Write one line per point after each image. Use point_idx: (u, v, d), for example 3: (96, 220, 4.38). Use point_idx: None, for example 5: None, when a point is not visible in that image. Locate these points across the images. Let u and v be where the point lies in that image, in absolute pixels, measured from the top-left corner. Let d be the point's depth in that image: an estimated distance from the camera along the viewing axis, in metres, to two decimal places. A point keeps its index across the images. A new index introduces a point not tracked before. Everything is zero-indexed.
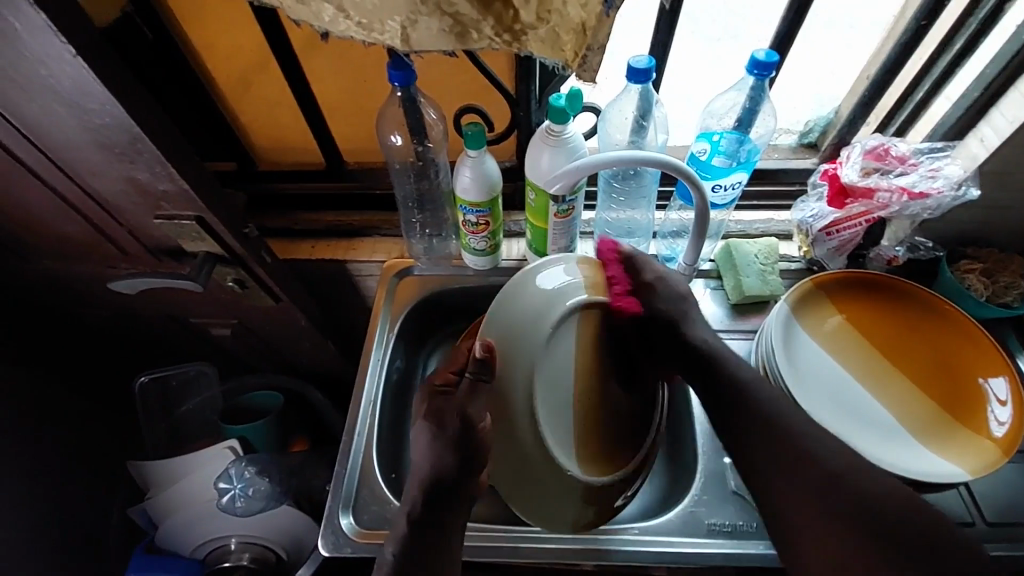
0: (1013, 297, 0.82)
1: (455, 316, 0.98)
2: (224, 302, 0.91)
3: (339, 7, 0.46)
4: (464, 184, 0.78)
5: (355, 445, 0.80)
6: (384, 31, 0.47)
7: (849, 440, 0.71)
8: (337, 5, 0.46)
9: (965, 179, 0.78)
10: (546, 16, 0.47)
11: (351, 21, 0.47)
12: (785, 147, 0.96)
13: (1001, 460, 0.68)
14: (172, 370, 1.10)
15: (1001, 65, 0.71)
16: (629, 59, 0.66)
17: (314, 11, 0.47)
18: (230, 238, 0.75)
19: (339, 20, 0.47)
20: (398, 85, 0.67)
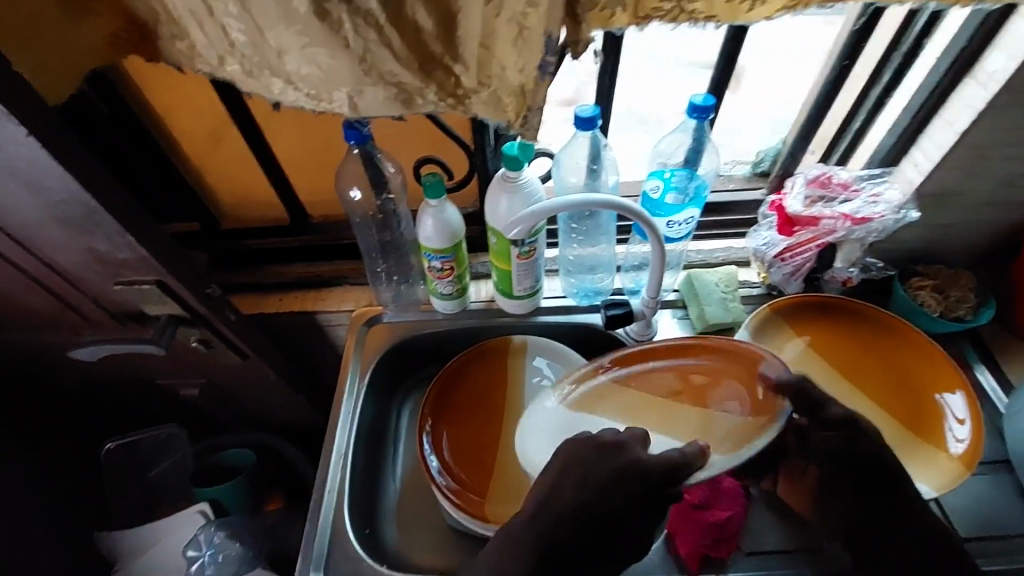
0: (964, 310, 0.86)
1: (430, 359, 1.01)
2: (190, 362, 0.89)
3: (288, 82, 0.52)
4: (427, 231, 0.82)
5: (326, 503, 0.79)
6: (332, 101, 0.53)
7: None
8: (286, 80, 0.52)
9: (905, 203, 0.81)
10: (487, 81, 0.51)
11: (300, 92, 0.53)
12: (740, 177, 0.99)
13: (964, 475, 0.69)
14: (142, 434, 1.07)
15: (925, 96, 0.74)
16: (575, 108, 0.69)
17: (265, 84, 0.53)
18: (193, 300, 0.74)
19: (290, 92, 0.53)
20: (354, 143, 0.69)
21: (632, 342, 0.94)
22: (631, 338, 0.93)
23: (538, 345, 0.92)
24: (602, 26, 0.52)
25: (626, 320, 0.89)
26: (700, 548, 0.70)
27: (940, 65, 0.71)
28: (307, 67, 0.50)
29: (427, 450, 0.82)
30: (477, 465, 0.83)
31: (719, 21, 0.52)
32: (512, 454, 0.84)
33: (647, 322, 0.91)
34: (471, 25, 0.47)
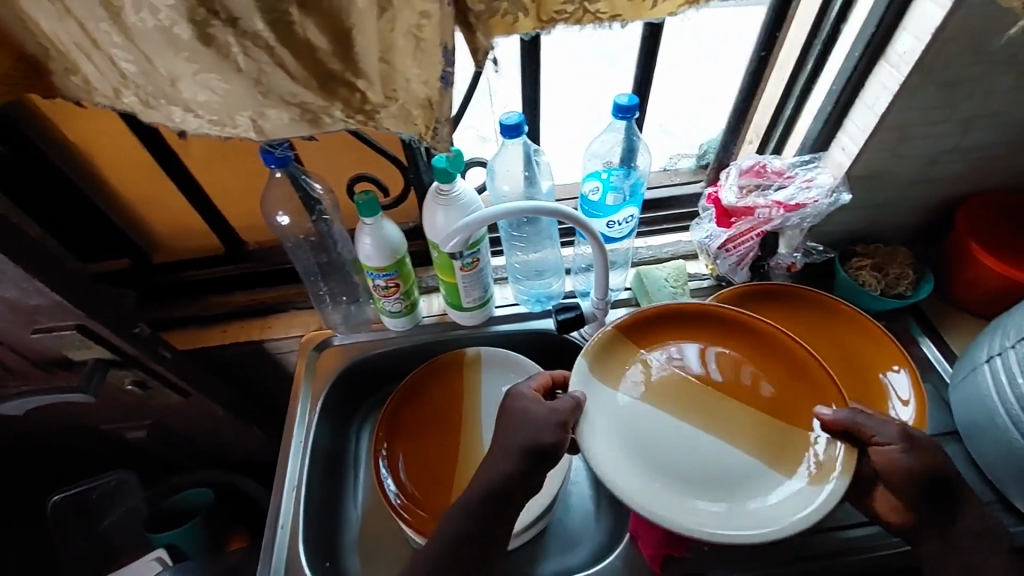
0: (904, 287, 0.88)
1: (386, 379, 0.99)
2: (130, 404, 0.85)
3: (187, 109, 0.50)
4: (366, 250, 0.80)
5: (279, 538, 0.76)
6: (236, 126, 0.51)
7: None
8: (185, 107, 0.50)
9: (837, 186, 0.82)
10: (393, 95, 0.50)
11: (201, 119, 0.51)
12: (686, 171, 1.01)
13: None
14: (89, 483, 1.02)
15: (844, 81, 0.76)
16: (501, 116, 0.68)
17: (165, 114, 0.51)
18: (120, 341, 0.71)
19: (190, 119, 0.51)
20: (275, 167, 0.67)
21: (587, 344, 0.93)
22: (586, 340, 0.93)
23: (491, 356, 0.90)
24: (505, 33, 0.51)
25: (577, 324, 0.88)
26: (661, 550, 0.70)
27: (854, 50, 0.73)
28: (203, 93, 0.48)
29: (383, 473, 0.80)
30: (431, 482, 0.82)
31: (624, 19, 0.52)
32: (468, 470, 0.83)
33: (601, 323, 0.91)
34: (365, 40, 0.46)
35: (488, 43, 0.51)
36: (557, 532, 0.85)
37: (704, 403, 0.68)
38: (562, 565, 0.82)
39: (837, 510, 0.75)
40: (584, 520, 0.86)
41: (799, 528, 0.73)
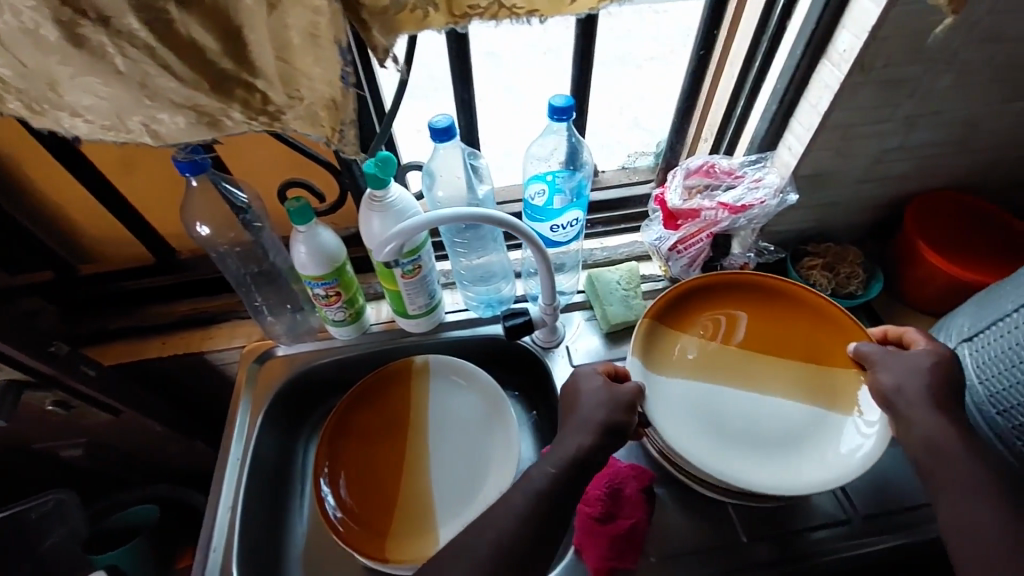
0: (855, 286, 0.88)
1: (334, 388, 0.95)
2: (57, 422, 0.81)
3: (74, 113, 0.47)
4: (302, 259, 0.76)
5: (212, 560, 0.73)
6: (130, 130, 0.48)
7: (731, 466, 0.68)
8: (72, 112, 0.46)
9: (784, 186, 0.81)
10: (297, 95, 0.47)
11: (92, 124, 0.47)
12: (645, 168, 1.00)
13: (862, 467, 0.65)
14: (26, 502, 0.93)
15: (788, 79, 0.74)
16: (431, 119, 0.65)
17: (53, 120, 0.47)
18: (32, 361, 0.67)
19: (80, 123, 0.48)
20: (191, 175, 0.63)
21: (539, 349, 0.91)
22: (538, 345, 0.91)
23: (441, 364, 0.87)
24: (417, 28, 0.48)
25: (528, 329, 0.85)
26: (606, 562, 0.69)
27: (796, 47, 0.71)
28: (88, 97, 0.45)
29: (323, 490, 0.78)
30: (374, 496, 0.79)
31: (543, 14, 0.50)
32: (415, 486, 0.80)
33: (552, 328, 0.89)
34: (258, 38, 0.43)
35: (388, 40, 0.48)
36: None
37: (776, 366, 0.75)
38: None
39: (788, 515, 0.73)
40: None
41: (744, 536, 0.72)
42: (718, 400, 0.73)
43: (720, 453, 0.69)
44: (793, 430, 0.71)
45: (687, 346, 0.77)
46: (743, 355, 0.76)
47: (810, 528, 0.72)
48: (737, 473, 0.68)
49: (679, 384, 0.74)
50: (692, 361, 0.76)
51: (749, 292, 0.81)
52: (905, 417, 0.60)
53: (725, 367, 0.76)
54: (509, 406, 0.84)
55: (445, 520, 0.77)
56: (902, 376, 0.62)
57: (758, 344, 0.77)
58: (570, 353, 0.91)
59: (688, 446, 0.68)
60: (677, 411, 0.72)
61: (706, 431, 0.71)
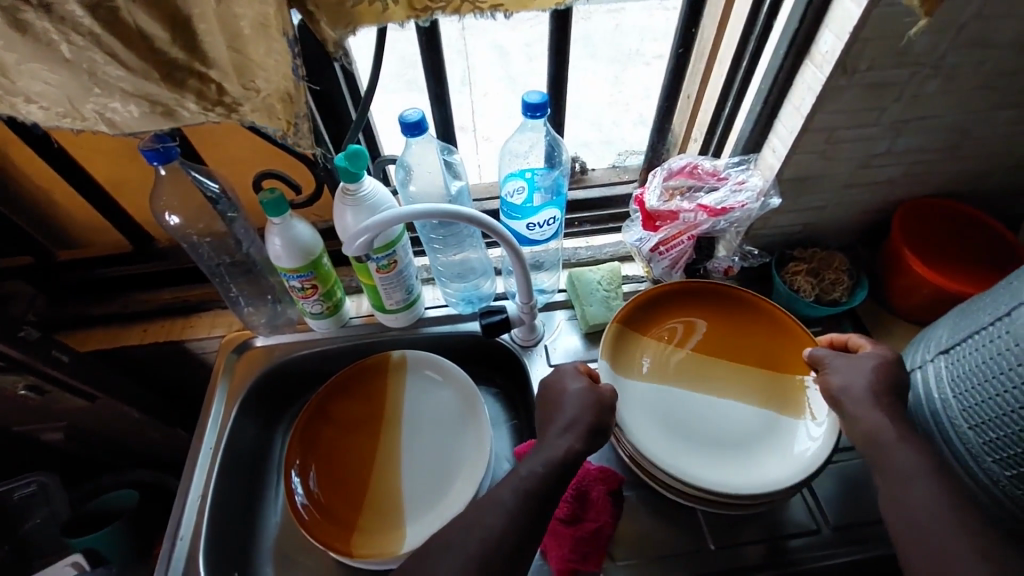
0: (840, 292, 0.86)
1: (312, 381, 0.95)
2: (35, 405, 0.82)
3: (28, 100, 0.46)
4: (276, 250, 0.75)
5: (178, 549, 0.73)
6: (85, 118, 0.48)
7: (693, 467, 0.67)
8: (26, 98, 0.46)
9: (767, 189, 0.80)
10: (252, 86, 0.47)
11: (47, 110, 0.47)
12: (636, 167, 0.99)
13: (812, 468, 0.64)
14: (11, 482, 0.95)
15: (772, 81, 0.73)
16: (402, 113, 0.64)
17: (8, 106, 0.47)
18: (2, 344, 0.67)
19: (35, 110, 0.47)
20: (159, 164, 0.63)
21: (518, 347, 0.90)
22: (516, 343, 0.90)
23: (417, 359, 0.87)
24: (376, 21, 0.47)
25: (505, 327, 0.84)
26: (568, 563, 0.67)
27: (779, 48, 0.69)
28: (40, 84, 0.45)
29: (293, 482, 0.78)
30: (342, 489, 0.79)
31: (508, 9, 0.49)
32: (385, 482, 0.80)
33: (531, 327, 0.88)
34: (208, 27, 0.42)
35: (337, 33, 0.47)
36: None
37: (746, 374, 0.74)
38: None
39: (757, 524, 0.72)
40: None
41: (712, 544, 0.71)
42: (679, 405, 0.72)
43: (680, 454, 0.68)
44: (765, 439, 0.69)
45: (650, 350, 0.76)
46: (706, 360, 0.75)
47: (779, 538, 0.71)
48: (697, 473, 0.66)
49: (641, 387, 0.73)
50: (655, 366, 0.75)
51: (718, 300, 0.79)
52: (851, 414, 0.61)
53: (687, 372, 0.75)
54: (483, 405, 0.83)
55: (413, 518, 0.76)
56: (849, 376, 0.63)
57: (721, 350, 0.76)
58: (548, 353, 0.90)
59: (649, 446, 0.67)
60: (639, 412, 0.71)
61: (666, 433, 0.69)
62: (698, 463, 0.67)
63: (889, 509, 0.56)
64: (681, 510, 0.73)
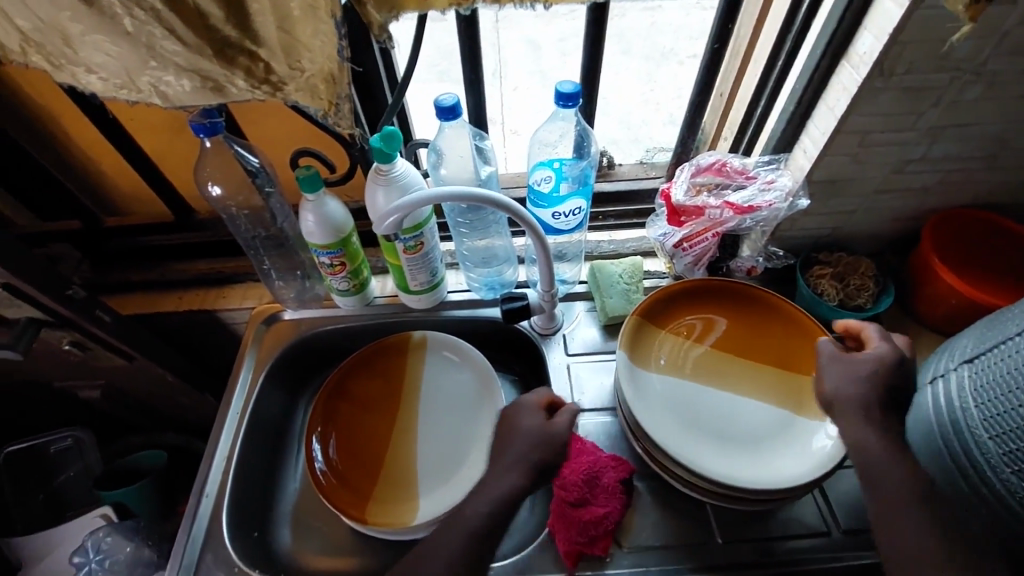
0: (864, 298, 0.85)
1: (336, 356, 0.98)
2: (75, 362, 0.86)
3: (88, 69, 0.49)
4: (308, 227, 0.79)
5: (203, 507, 0.77)
6: (140, 90, 0.50)
7: (705, 459, 0.67)
8: (86, 68, 0.49)
9: (796, 190, 0.79)
10: (297, 66, 0.49)
11: (105, 81, 0.50)
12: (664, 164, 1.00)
13: (828, 466, 0.64)
14: (47, 436, 1.02)
15: (806, 80, 0.72)
16: (438, 97, 0.66)
17: (70, 75, 0.50)
18: (50, 301, 0.71)
19: (92, 80, 0.50)
20: (205, 136, 0.66)
21: (535, 335, 0.92)
22: (534, 331, 0.92)
23: (437, 341, 0.89)
24: (418, 8, 0.49)
25: (524, 314, 0.86)
26: (575, 546, 0.69)
27: (817, 47, 0.69)
28: (100, 56, 0.47)
29: (313, 450, 0.81)
30: (359, 460, 0.82)
31: None
32: (401, 456, 0.82)
33: (550, 316, 0.89)
34: (260, 8, 0.44)
35: (383, 16, 0.49)
36: None
37: (763, 373, 0.74)
38: None
39: (765, 522, 0.72)
40: None
41: (720, 538, 0.72)
42: (694, 399, 0.72)
43: (693, 447, 0.68)
44: (779, 437, 0.69)
45: (667, 344, 0.77)
46: (723, 357, 0.76)
47: (787, 537, 0.71)
48: (709, 465, 0.66)
49: (656, 379, 0.74)
50: (670, 359, 0.76)
51: (739, 298, 0.80)
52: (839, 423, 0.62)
53: (703, 368, 0.75)
54: (500, 388, 0.85)
55: (426, 491, 0.79)
56: (840, 382, 0.63)
57: (738, 348, 0.76)
58: (566, 342, 0.91)
59: (663, 437, 0.68)
60: (653, 403, 0.71)
61: (679, 426, 0.70)
62: (711, 456, 0.68)
63: (899, 514, 0.56)
64: (691, 503, 0.74)
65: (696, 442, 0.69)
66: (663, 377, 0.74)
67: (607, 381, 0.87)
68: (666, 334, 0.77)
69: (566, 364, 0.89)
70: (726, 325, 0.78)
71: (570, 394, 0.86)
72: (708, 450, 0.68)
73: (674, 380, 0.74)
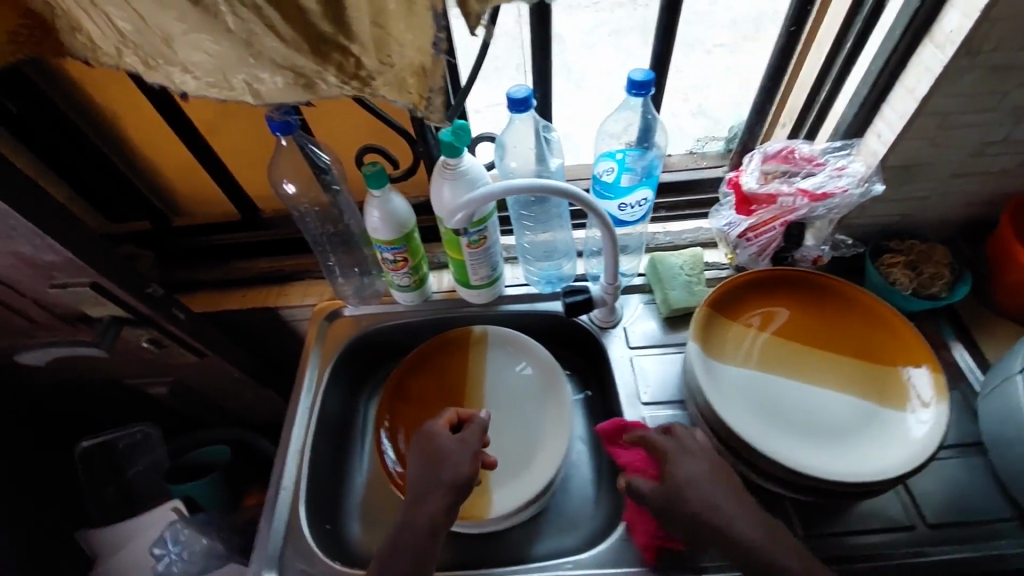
0: (938, 287, 0.83)
1: (396, 351, 0.99)
2: (149, 360, 0.89)
3: (185, 69, 0.50)
4: (374, 224, 0.79)
5: (282, 499, 0.79)
6: (233, 88, 0.51)
7: (790, 452, 0.66)
8: (183, 68, 0.50)
9: (869, 176, 0.77)
10: (387, 61, 0.49)
11: (199, 80, 0.51)
12: (714, 155, 0.97)
13: (923, 458, 0.63)
14: (117, 431, 1.05)
15: (883, 62, 0.70)
16: (509, 90, 0.66)
17: (164, 75, 0.51)
18: (133, 300, 0.73)
19: (188, 80, 0.51)
20: (281, 134, 0.67)
21: (595, 329, 0.91)
22: (594, 324, 0.91)
23: (498, 335, 0.89)
24: None
25: (585, 308, 0.86)
26: (654, 540, 0.69)
27: (897, 26, 0.67)
28: (197, 54, 0.48)
29: (384, 444, 0.82)
30: None
31: None
32: None
33: (610, 309, 0.89)
34: (356, 4, 0.45)
35: (483, 7, 0.47)
36: (550, 514, 0.85)
37: (841, 363, 0.73)
38: (556, 547, 0.83)
39: (846, 515, 0.71)
40: (583, 501, 0.87)
41: (801, 531, 0.70)
42: (772, 390, 0.71)
43: (776, 440, 0.67)
44: (863, 429, 0.68)
45: (739, 335, 0.76)
46: (798, 348, 0.75)
47: (870, 531, 0.70)
48: (795, 458, 0.66)
49: (731, 371, 0.73)
50: (743, 351, 0.74)
51: (810, 288, 0.78)
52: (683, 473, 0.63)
53: (777, 359, 0.74)
54: (564, 381, 0.86)
55: (497, 484, 0.79)
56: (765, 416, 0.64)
57: (812, 339, 0.75)
58: (627, 335, 0.90)
59: (745, 431, 0.67)
60: (731, 396, 0.71)
61: (759, 419, 0.69)
62: (795, 449, 0.67)
63: None
64: (767, 497, 0.73)
65: (778, 435, 0.68)
66: (739, 370, 0.73)
67: (670, 374, 0.86)
68: (738, 326, 0.76)
69: (629, 358, 0.89)
70: (799, 316, 0.77)
71: (635, 388, 0.86)
72: (791, 442, 0.67)
73: (750, 373, 0.73)
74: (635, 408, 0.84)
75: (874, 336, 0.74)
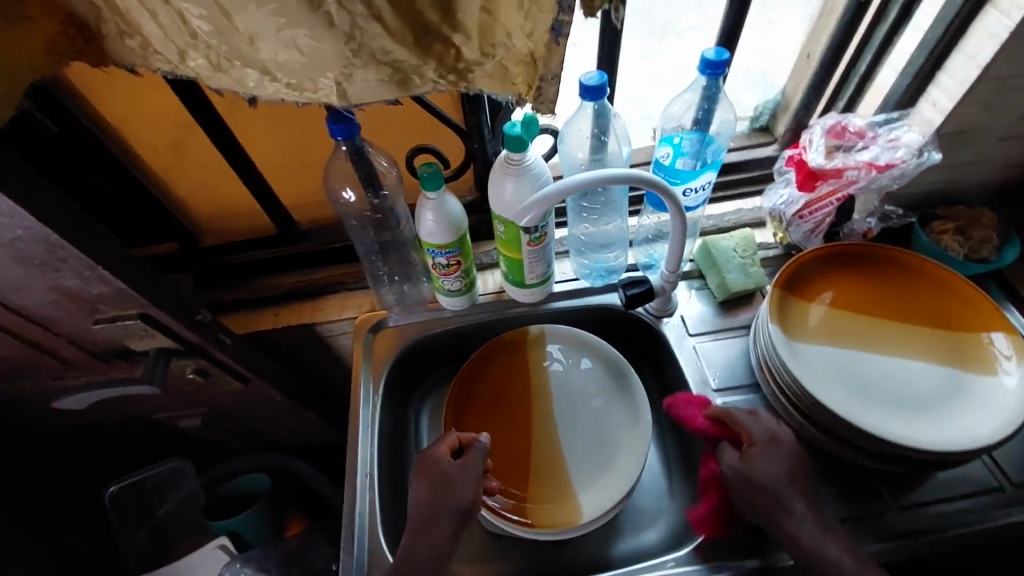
0: (989, 251, 0.84)
1: (446, 358, 0.96)
2: (187, 391, 0.83)
3: (264, 71, 0.45)
4: (429, 227, 0.75)
5: (360, 525, 0.75)
6: (318, 90, 0.46)
7: (887, 426, 0.67)
8: (262, 70, 0.45)
9: (925, 145, 0.77)
10: (491, 50, 0.45)
11: (279, 82, 0.46)
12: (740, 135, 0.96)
13: (1017, 419, 0.64)
14: (145, 471, 0.97)
15: (941, 30, 0.70)
16: (580, 77, 0.63)
17: (237, 78, 0.46)
18: (182, 329, 0.68)
19: (266, 83, 0.46)
20: (342, 138, 0.62)
21: (652, 319, 0.90)
22: (650, 315, 0.89)
23: (557, 334, 0.87)
24: None
25: (647, 298, 0.83)
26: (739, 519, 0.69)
27: None
28: (285, 53, 0.43)
29: None
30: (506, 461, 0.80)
31: None
32: (546, 453, 0.80)
33: (666, 297, 0.87)
34: None
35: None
36: (627, 512, 0.83)
37: (918, 332, 0.74)
38: (636, 545, 0.81)
39: (933, 483, 0.72)
40: (658, 495, 0.85)
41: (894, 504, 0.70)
42: (857, 365, 0.72)
43: (872, 416, 0.68)
44: (952, 396, 0.69)
45: (815, 314, 0.75)
46: (874, 321, 0.75)
47: (960, 497, 0.70)
48: (894, 432, 0.66)
49: (814, 351, 0.73)
50: (821, 329, 0.74)
51: (875, 262, 0.79)
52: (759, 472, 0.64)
53: (855, 334, 0.74)
54: (632, 374, 0.84)
55: (582, 486, 0.77)
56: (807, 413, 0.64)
57: (885, 310, 0.76)
58: (685, 322, 0.89)
59: (839, 409, 0.68)
60: (819, 376, 0.71)
61: (851, 396, 0.69)
62: (890, 423, 0.67)
63: None
64: (854, 472, 0.72)
65: (872, 411, 0.68)
66: (821, 349, 0.73)
67: (735, 358, 0.85)
68: (812, 305, 0.76)
69: (692, 346, 0.87)
70: (869, 288, 0.77)
71: (704, 374, 0.84)
72: (886, 416, 0.68)
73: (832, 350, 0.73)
74: (707, 396, 0.82)
75: (945, 303, 0.75)
